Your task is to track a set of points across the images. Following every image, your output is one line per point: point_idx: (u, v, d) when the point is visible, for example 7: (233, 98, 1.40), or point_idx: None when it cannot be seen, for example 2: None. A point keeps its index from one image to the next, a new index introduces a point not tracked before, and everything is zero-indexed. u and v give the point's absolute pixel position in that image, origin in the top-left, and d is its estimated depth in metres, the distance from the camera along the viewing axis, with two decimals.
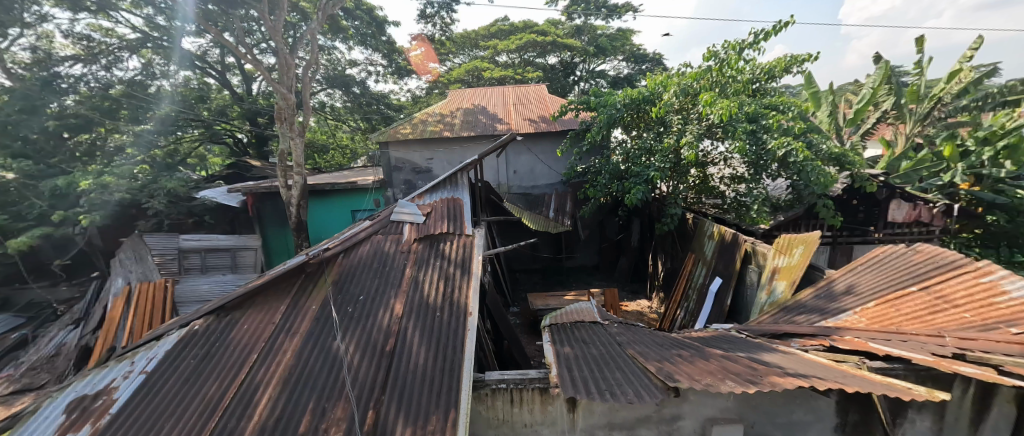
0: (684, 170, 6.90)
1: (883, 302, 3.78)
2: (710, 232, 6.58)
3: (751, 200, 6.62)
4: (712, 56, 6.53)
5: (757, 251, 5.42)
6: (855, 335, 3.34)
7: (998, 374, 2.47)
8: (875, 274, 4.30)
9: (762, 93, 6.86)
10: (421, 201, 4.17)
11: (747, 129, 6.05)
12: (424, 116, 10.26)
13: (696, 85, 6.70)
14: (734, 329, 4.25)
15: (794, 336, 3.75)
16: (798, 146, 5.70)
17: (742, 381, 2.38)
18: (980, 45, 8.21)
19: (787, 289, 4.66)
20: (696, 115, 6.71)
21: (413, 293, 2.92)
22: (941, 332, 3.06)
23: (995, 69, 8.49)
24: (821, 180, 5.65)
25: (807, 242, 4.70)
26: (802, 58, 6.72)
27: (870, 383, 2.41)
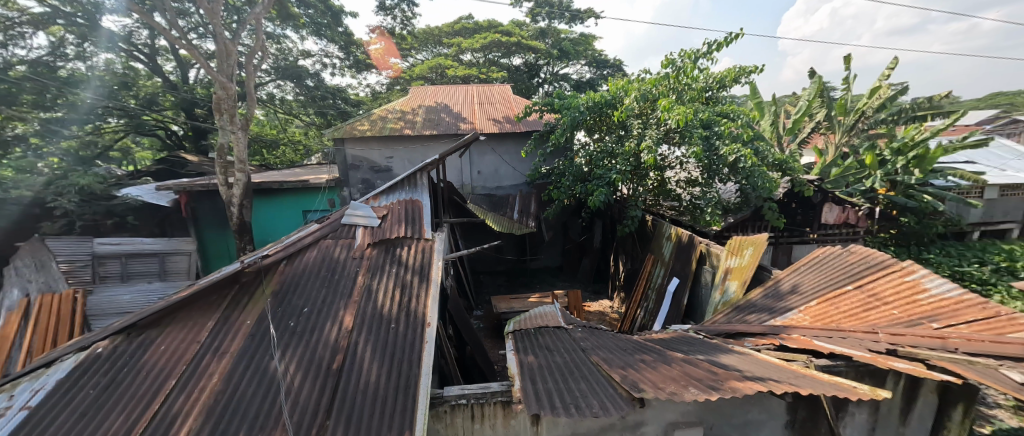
0: (643, 172, 7.07)
1: (824, 301, 4.01)
2: (668, 234, 6.77)
3: (706, 203, 6.89)
4: (670, 63, 6.72)
5: (712, 251, 5.63)
6: (802, 333, 3.52)
7: (926, 368, 2.67)
8: (816, 274, 4.57)
9: (715, 100, 7.16)
10: (377, 203, 3.92)
11: (702, 135, 6.27)
12: (383, 112, 9.83)
13: (654, 91, 6.87)
14: (692, 329, 4.38)
15: (747, 336, 3.90)
16: (747, 152, 6.04)
17: (704, 387, 2.40)
18: (897, 65, 9.13)
19: (739, 289, 4.87)
20: (654, 120, 6.86)
21: (366, 304, 2.71)
22: (875, 328, 3.29)
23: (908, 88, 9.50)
24: (767, 185, 6.18)
25: (756, 244, 4.96)
26: (749, 70, 7.13)
27: (820, 385, 2.52)
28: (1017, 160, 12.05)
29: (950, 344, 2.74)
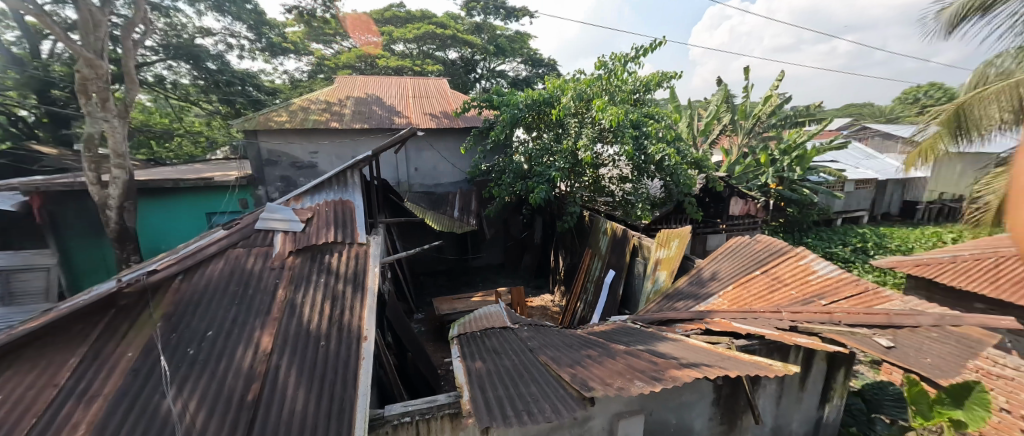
0: (580, 170, 7.27)
1: (739, 285, 4.43)
2: (603, 228, 7.05)
3: (636, 199, 7.29)
4: (602, 65, 6.96)
5: (643, 244, 5.97)
6: (724, 317, 3.84)
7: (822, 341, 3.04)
8: (731, 261, 5.02)
9: (642, 102, 7.57)
10: (299, 204, 3.49)
11: (632, 134, 6.60)
12: (304, 102, 8.93)
13: (589, 92, 7.06)
14: (630, 319, 4.58)
15: (678, 322, 4.17)
16: (671, 152, 6.49)
17: (648, 379, 2.48)
18: (783, 78, 10.59)
19: (668, 278, 5.23)
20: (589, 119, 7.06)
21: (288, 320, 2.39)
22: (780, 308, 3.69)
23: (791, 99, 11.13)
24: (687, 182, 6.71)
25: (681, 236, 5.37)
26: (670, 75, 7.69)
27: (744, 366, 2.75)
28: (869, 161, 14.64)
29: (836, 317, 3.18)
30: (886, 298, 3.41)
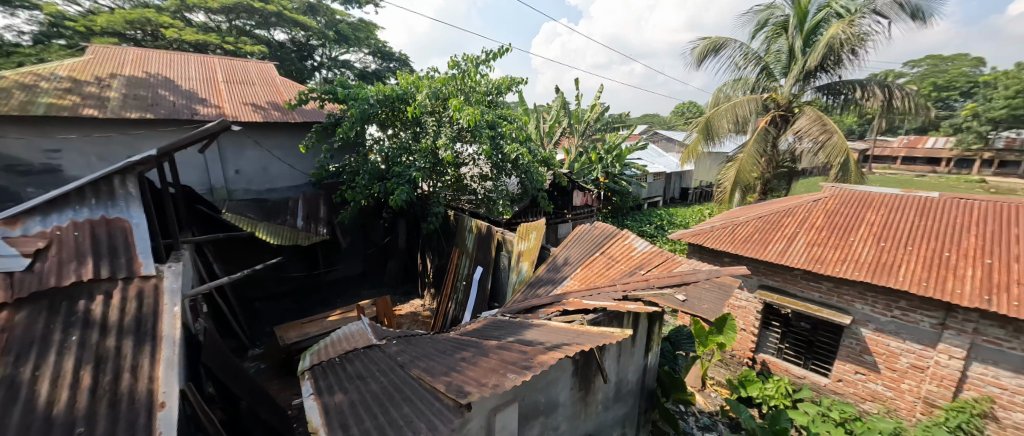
0: (442, 169, 7.12)
1: (586, 267, 5.04)
2: (468, 227, 7.11)
3: (498, 196, 7.56)
4: (455, 65, 6.89)
5: (507, 239, 6.28)
6: (577, 296, 4.31)
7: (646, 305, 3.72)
8: (579, 246, 5.60)
9: (495, 104, 7.83)
10: (21, 232, 2.67)
11: (489, 134, 6.80)
12: (37, 80, 6.30)
13: (444, 90, 6.88)
14: (499, 312, 4.71)
15: (540, 308, 4.48)
16: (525, 152, 6.96)
17: (519, 369, 2.57)
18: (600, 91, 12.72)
19: (531, 267, 5.60)
20: (448, 118, 6.94)
21: (8, 409, 1.85)
22: (616, 281, 4.36)
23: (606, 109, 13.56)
24: (538, 179, 7.31)
25: (538, 228, 5.75)
26: (518, 81, 8.20)
27: (595, 338, 3.14)
28: (662, 158, 18.85)
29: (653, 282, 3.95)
30: (683, 264, 4.40)
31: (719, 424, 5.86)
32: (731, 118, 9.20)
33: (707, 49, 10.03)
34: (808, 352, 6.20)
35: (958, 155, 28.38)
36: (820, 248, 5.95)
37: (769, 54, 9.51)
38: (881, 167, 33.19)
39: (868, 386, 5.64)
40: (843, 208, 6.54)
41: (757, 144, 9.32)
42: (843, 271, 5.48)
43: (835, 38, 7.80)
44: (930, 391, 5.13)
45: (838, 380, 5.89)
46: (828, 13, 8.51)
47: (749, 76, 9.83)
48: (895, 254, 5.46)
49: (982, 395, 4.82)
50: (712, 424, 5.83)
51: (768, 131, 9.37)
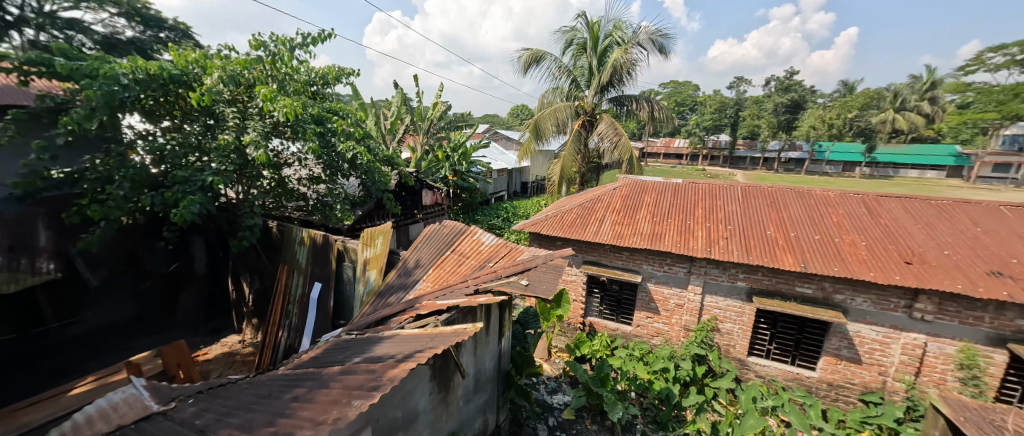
0: (255, 171, 5.37)
1: (438, 266, 4.92)
2: (299, 238, 5.86)
3: (334, 200, 6.40)
4: (258, 43, 5.18)
5: (349, 247, 5.59)
6: (429, 298, 4.17)
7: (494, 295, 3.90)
8: (431, 247, 5.41)
9: (321, 97, 6.38)
10: None
11: (316, 131, 5.56)
12: None
13: (248, 75, 5.05)
14: (342, 331, 4.09)
15: (391, 317, 4.14)
16: (362, 150, 6.23)
17: (366, 392, 2.29)
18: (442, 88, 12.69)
19: (379, 276, 5.12)
20: (256, 109, 5.22)
21: None
22: (466, 277, 4.41)
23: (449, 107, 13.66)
24: (382, 180, 6.68)
25: (384, 232, 5.40)
26: (348, 71, 6.91)
27: (448, 338, 3.10)
28: (503, 156, 20.25)
29: (499, 273, 4.17)
30: (524, 253, 4.80)
31: (563, 385, 6.68)
32: (553, 121, 10.87)
33: (530, 59, 11.17)
34: (618, 308, 7.66)
35: (698, 151, 39.92)
36: (620, 226, 7.42)
37: (576, 69, 11.22)
38: (657, 161, 43.82)
39: (654, 325, 7.23)
40: (632, 196, 8.37)
41: (573, 144, 11.03)
42: (634, 241, 6.95)
43: (617, 62, 9.98)
44: (686, 320, 6.89)
45: (637, 325, 7.40)
46: (611, 41, 10.56)
47: (564, 86, 11.41)
48: (663, 226, 7.24)
49: (708, 316, 6.77)
50: (558, 386, 6.62)
51: (581, 133, 11.17)
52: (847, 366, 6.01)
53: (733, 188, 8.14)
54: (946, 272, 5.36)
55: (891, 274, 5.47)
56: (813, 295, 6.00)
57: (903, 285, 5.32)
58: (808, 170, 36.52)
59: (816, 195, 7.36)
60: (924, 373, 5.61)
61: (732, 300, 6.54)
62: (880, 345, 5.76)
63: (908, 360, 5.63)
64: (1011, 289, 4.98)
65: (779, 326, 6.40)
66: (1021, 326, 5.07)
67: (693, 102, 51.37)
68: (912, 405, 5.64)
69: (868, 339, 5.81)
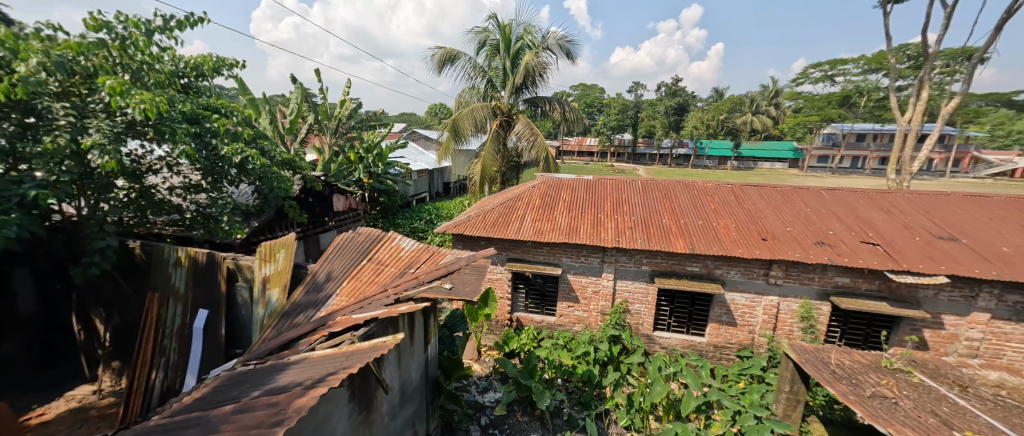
0: (106, 181, 4.29)
1: (353, 278, 4.35)
2: (174, 258, 4.64)
3: (219, 211, 5.48)
4: (97, 24, 4.19)
5: (242, 265, 4.74)
6: (345, 313, 3.66)
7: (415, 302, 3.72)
8: (343, 258, 4.74)
9: (195, 91, 5.40)
10: None
11: (190, 131, 4.62)
12: None
13: (86, 63, 4.06)
14: (235, 362, 3.21)
15: (298, 339, 3.45)
16: (254, 153, 5.26)
17: (265, 431, 2.00)
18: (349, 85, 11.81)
19: (283, 294, 4.30)
20: (100, 105, 4.18)
21: None
22: (384, 286, 4.06)
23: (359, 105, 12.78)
24: (282, 186, 5.85)
25: (288, 244, 4.65)
26: (231, 63, 5.94)
27: (366, 354, 2.85)
28: (422, 156, 19.63)
29: (419, 279, 4.00)
30: (447, 255, 4.66)
31: (493, 382, 6.67)
32: (471, 121, 10.84)
33: (444, 58, 10.94)
34: (542, 301, 7.89)
35: (607, 149, 43.33)
36: (539, 223, 7.65)
37: (491, 69, 11.27)
38: (571, 159, 46.50)
39: (575, 313, 7.61)
40: (549, 193, 8.72)
41: (492, 144, 11.13)
42: (553, 236, 7.23)
43: (529, 65, 10.32)
44: (602, 305, 7.39)
45: (560, 315, 7.72)
46: (523, 44, 10.81)
47: (479, 86, 11.42)
48: (578, 220, 7.66)
49: (621, 299, 7.32)
50: (489, 384, 6.59)
51: (499, 133, 11.30)
52: (727, 329, 7.00)
53: (635, 183, 8.98)
54: (792, 244, 6.54)
55: (754, 249, 6.50)
56: (700, 272, 6.87)
57: (763, 258, 6.36)
58: (695, 164, 42.03)
59: (697, 188, 8.57)
60: (779, 327, 6.77)
61: (639, 283, 7.17)
62: (748, 308, 6.81)
63: (768, 318, 6.75)
64: (832, 255, 6.25)
65: (675, 302, 7.22)
66: (839, 282, 6.38)
67: (599, 104, 55.58)
68: (773, 354, 6.81)
69: (739, 304, 6.84)
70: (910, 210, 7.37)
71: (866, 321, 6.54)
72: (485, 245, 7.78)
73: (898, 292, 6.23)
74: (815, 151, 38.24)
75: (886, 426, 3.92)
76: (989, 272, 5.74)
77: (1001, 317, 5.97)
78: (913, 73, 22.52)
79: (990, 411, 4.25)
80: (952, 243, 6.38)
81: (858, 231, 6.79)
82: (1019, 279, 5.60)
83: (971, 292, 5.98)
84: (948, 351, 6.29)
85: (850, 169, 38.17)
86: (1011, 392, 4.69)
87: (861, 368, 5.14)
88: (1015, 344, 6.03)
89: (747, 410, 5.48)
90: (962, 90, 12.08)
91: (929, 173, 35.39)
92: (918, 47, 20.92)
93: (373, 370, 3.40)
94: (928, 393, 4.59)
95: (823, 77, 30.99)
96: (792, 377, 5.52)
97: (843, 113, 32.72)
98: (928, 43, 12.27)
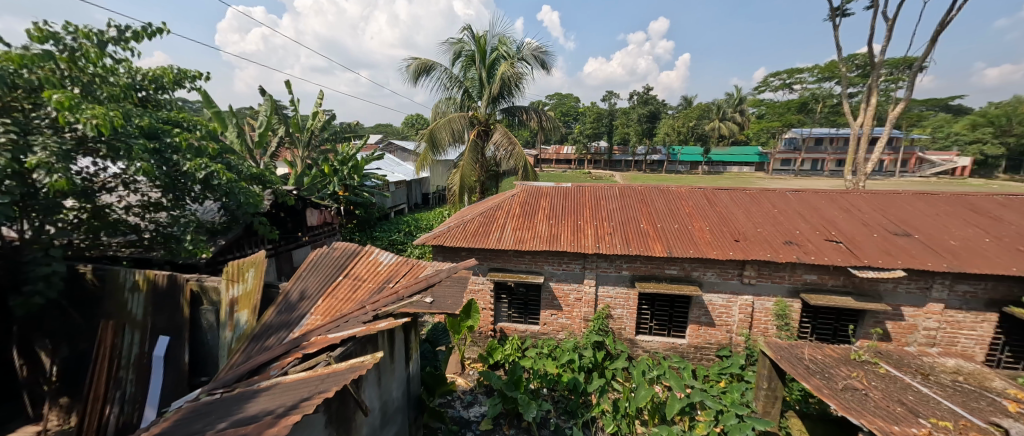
0: (53, 202, 3.92)
1: (328, 295, 4.11)
2: (131, 282, 4.28)
3: (182, 230, 5.08)
4: (41, 34, 3.89)
5: (208, 287, 4.34)
6: (320, 332, 3.44)
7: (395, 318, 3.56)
8: (318, 275, 4.49)
9: (154, 105, 5.11)
10: None
11: (149, 146, 4.33)
12: None
13: (31, 76, 3.71)
14: (199, 392, 2.94)
15: (270, 363, 3.22)
16: (219, 168, 4.96)
17: None
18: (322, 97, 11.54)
19: (253, 316, 4.00)
20: (46, 121, 3.90)
21: None
22: (361, 302, 3.87)
23: (332, 117, 12.48)
24: (251, 201, 5.56)
25: (257, 263, 4.36)
26: (193, 75, 5.66)
27: (342, 376, 2.70)
28: (399, 167, 19.36)
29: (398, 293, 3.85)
30: (427, 268, 4.55)
31: (479, 395, 6.50)
32: (449, 131, 10.76)
33: (419, 69, 10.88)
34: (525, 310, 7.82)
35: (583, 157, 44.13)
36: (520, 231, 7.60)
37: (467, 80, 11.27)
38: (550, 166, 47.11)
39: (558, 321, 7.57)
40: (528, 201, 8.73)
41: (470, 154, 11.09)
42: (535, 244, 7.19)
43: (505, 76, 10.38)
44: (584, 311, 7.37)
45: (544, 323, 7.66)
46: (498, 54, 10.89)
47: (456, 97, 11.39)
48: (558, 227, 7.67)
49: (603, 305, 7.32)
50: (474, 398, 6.42)
51: (476, 143, 11.26)
52: (706, 330, 7.10)
53: (611, 190, 9.11)
54: (763, 244, 6.74)
55: (728, 251, 6.66)
56: (678, 275, 6.98)
57: (736, 258, 6.52)
58: (668, 170, 43.37)
59: (673, 192, 8.74)
60: (755, 326, 6.92)
61: (620, 288, 7.21)
62: (725, 308, 6.95)
63: (744, 317, 6.90)
64: (800, 253, 6.48)
65: (656, 306, 7.30)
66: (807, 279, 6.60)
67: (576, 113, 56.72)
68: (750, 352, 6.94)
69: (716, 304, 6.97)
70: (867, 208, 7.73)
71: (834, 315, 6.77)
72: (466, 255, 7.61)
73: (861, 286, 6.51)
74: (780, 156, 40.16)
75: (859, 418, 4.01)
76: (941, 265, 6.07)
77: (954, 306, 6.31)
78: (863, 81, 24.19)
79: (950, 396, 4.44)
80: (906, 238, 6.73)
81: (822, 230, 7.07)
82: (967, 270, 5.95)
83: (925, 284, 6.30)
84: (909, 341, 6.58)
85: (811, 170, 40.25)
86: (968, 377, 4.92)
87: (831, 362, 5.29)
88: (967, 331, 6.38)
89: (728, 409, 5.51)
90: (906, 96, 12.91)
91: (882, 172, 37.72)
92: (865, 57, 22.85)
93: (350, 390, 3.21)
94: (894, 383, 4.75)
95: (782, 85, 32.79)
96: (769, 374, 5.63)
97: (801, 118, 35.01)
98: (872, 53, 13.13)
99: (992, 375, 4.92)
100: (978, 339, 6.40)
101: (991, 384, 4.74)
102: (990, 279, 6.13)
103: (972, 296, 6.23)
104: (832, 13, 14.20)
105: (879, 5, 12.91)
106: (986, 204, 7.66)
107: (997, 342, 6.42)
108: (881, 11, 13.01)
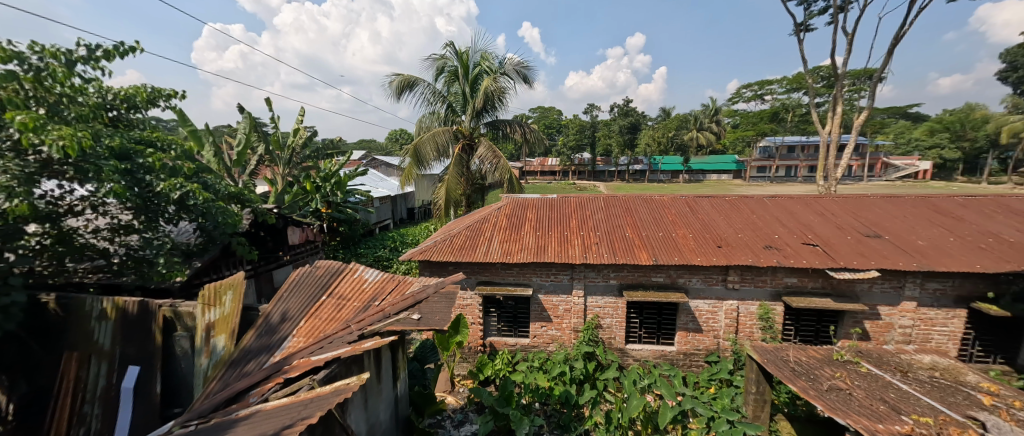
0: (15, 227, 3.69)
1: (311, 316, 3.97)
2: (98, 311, 4.00)
3: (154, 253, 4.90)
4: (4, 54, 3.70)
5: (182, 312, 4.09)
6: (303, 355, 3.31)
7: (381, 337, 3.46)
8: (300, 295, 4.30)
9: (126, 125, 4.95)
10: None
11: (120, 167, 4.14)
12: None
13: None
14: (172, 424, 2.75)
15: (249, 390, 3.06)
16: (195, 187, 4.80)
17: None
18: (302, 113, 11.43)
19: (231, 341, 3.79)
20: (7, 143, 3.65)
21: None
22: (346, 322, 3.74)
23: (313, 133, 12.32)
24: (228, 221, 5.40)
25: (236, 285, 4.15)
26: (167, 93, 5.49)
27: (326, 400, 2.58)
28: (383, 183, 19.23)
29: (385, 311, 3.76)
30: (414, 284, 4.48)
31: (469, 413, 6.34)
32: (433, 146, 10.75)
33: (402, 85, 10.89)
34: (515, 323, 7.72)
35: (567, 168, 44.67)
36: (507, 244, 7.57)
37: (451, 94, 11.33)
38: (534, 178, 47.33)
39: (548, 333, 7.50)
40: (514, 213, 8.73)
41: (456, 168, 11.06)
42: (522, 256, 7.16)
43: (488, 90, 10.45)
44: (574, 322, 7.33)
45: (534, 336, 7.57)
46: (480, 69, 10.99)
47: (440, 111, 11.40)
48: (545, 238, 7.67)
49: (593, 315, 7.30)
50: (465, 417, 6.25)
51: (462, 157, 11.25)
52: (693, 336, 7.15)
53: (596, 201, 9.21)
54: (744, 249, 6.88)
55: (711, 257, 6.76)
56: (665, 282, 7.04)
57: (719, 264, 6.62)
58: (650, 179, 44.14)
59: (656, 201, 8.90)
60: (741, 330, 7.00)
61: (608, 297, 7.22)
62: (711, 314, 7.01)
63: (730, 322, 6.98)
64: (779, 257, 6.63)
65: (644, 314, 7.33)
66: (787, 282, 6.74)
67: (559, 125, 57.50)
68: (737, 356, 6.98)
69: (703, 310, 7.03)
70: (839, 212, 8.00)
71: (816, 317, 6.93)
72: (452, 268, 7.49)
73: (839, 287, 6.69)
74: (755, 163, 41.43)
75: (844, 417, 4.04)
76: (912, 264, 6.29)
77: (926, 304, 6.53)
78: (828, 91, 25.53)
79: (928, 392, 4.55)
80: (877, 240, 6.97)
81: (798, 234, 7.28)
82: (935, 269, 6.19)
83: (898, 283, 6.52)
84: (886, 340, 6.76)
85: (785, 177, 41.70)
86: (943, 373, 5.06)
87: (816, 363, 5.38)
88: (940, 327, 6.59)
89: (719, 415, 5.50)
90: (869, 105, 13.62)
91: (851, 177, 39.32)
92: (830, 70, 24.42)
93: (335, 414, 3.11)
94: (876, 381, 4.84)
95: (754, 96, 34.23)
96: (756, 378, 5.66)
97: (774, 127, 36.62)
98: (836, 64, 13.80)
99: (966, 370, 5.08)
100: (950, 335, 6.62)
101: (965, 379, 4.89)
102: (958, 277, 6.38)
103: (942, 293, 6.47)
104: (796, 29, 14.94)
105: (839, 21, 13.67)
106: (949, 205, 8.02)
107: (968, 337, 6.65)
108: (841, 27, 13.79)
